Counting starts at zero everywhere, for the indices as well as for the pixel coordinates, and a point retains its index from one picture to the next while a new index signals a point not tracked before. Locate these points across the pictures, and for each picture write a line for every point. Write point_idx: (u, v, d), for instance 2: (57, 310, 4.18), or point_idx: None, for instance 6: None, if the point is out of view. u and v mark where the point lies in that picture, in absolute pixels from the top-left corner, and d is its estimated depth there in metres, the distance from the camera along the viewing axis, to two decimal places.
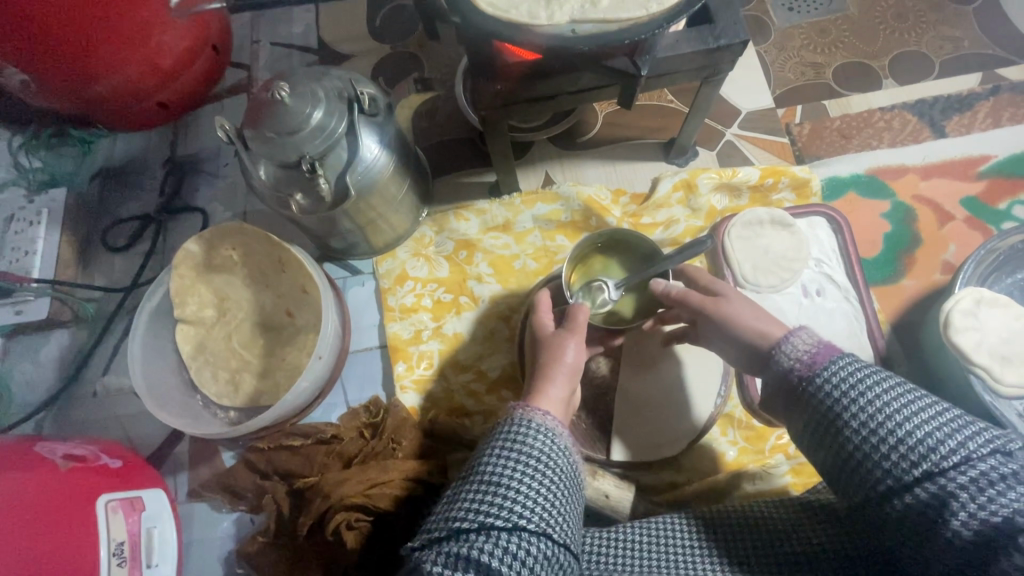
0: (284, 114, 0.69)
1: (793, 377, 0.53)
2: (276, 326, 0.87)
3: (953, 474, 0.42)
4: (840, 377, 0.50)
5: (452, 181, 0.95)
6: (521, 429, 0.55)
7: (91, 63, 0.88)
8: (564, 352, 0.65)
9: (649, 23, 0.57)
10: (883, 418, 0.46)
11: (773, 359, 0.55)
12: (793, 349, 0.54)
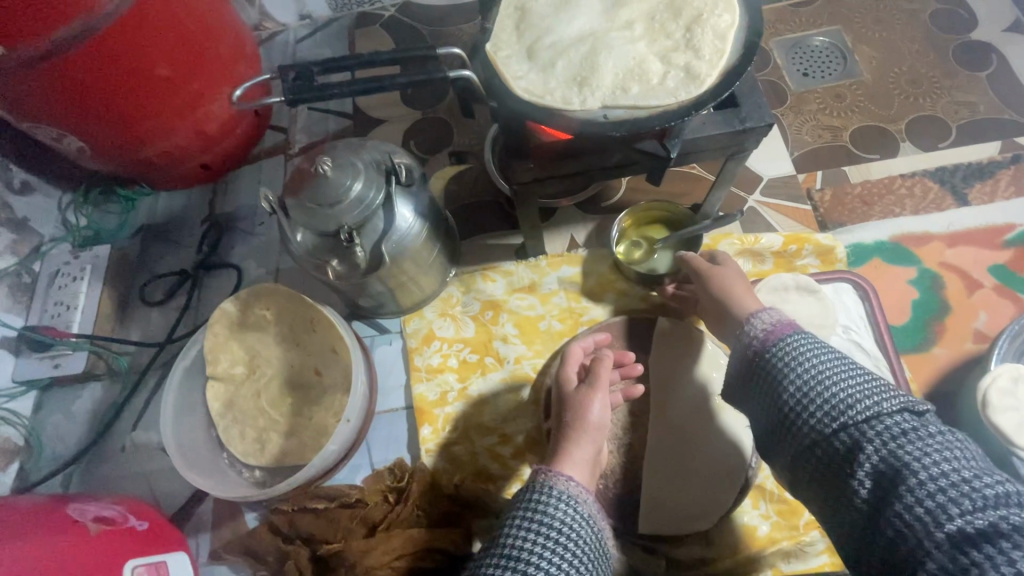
0: (326, 186, 0.72)
1: (751, 348, 0.61)
2: (305, 384, 0.88)
3: (864, 426, 0.50)
4: (791, 343, 0.58)
5: (479, 242, 0.98)
6: (544, 498, 0.58)
7: (147, 132, 0.92)
8: (588, 411, 0.67)
9: (678, 111, 0.60)
10: (814, 381, 0.55)
11: (740, 333, 0.64)
12: (761, 320, 0.63)
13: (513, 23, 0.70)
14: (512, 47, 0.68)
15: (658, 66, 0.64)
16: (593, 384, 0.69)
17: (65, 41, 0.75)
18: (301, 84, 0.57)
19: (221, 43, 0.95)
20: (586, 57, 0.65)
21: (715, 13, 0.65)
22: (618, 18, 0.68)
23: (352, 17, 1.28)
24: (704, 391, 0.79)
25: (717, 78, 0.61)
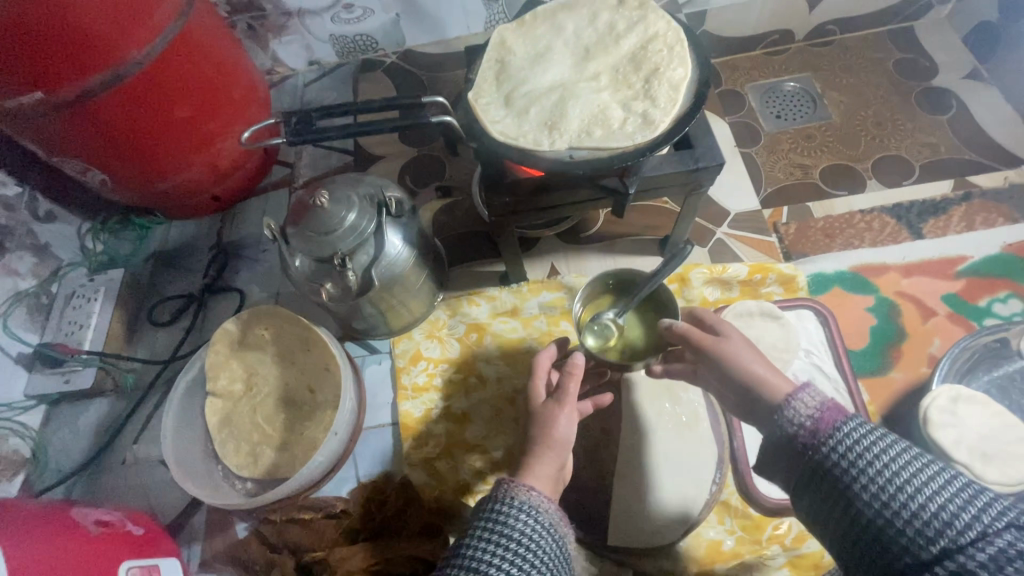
0: (322, 217, 0.79)
1: (798, 441, 0.56)
2: (298, 401, 0.93)
3: (970, 550, 0.44)
4: (845, 438, 0.53)
5: (466, 270, 1.05)
6: (504, 509, 0.61)
7: (163, 166, 1.01)
8: (557, 424, 0.71)
9: (635, 152, 0.68)
10: (896, 488, 0.49)
11: (780, 417, 0.58)
12: (799, 407, 0.57)
13: (492, 75, 0.78)
14: (491, 95, 0.76)
15: (619, 113, 0.71)
16: (561, 402, 0.72)
17: (99, 86, 0.85)
18: (301, 127, 0.65)
19: (236, 88, 1.05)
20: (555, 105, 0.74)
21: (671, 67, 0.73)
22: (586, 71, 0.77)
23: (357, 63, 1.39)
24: (670, 410, 0.85)
25: (669, 122, 0.69)
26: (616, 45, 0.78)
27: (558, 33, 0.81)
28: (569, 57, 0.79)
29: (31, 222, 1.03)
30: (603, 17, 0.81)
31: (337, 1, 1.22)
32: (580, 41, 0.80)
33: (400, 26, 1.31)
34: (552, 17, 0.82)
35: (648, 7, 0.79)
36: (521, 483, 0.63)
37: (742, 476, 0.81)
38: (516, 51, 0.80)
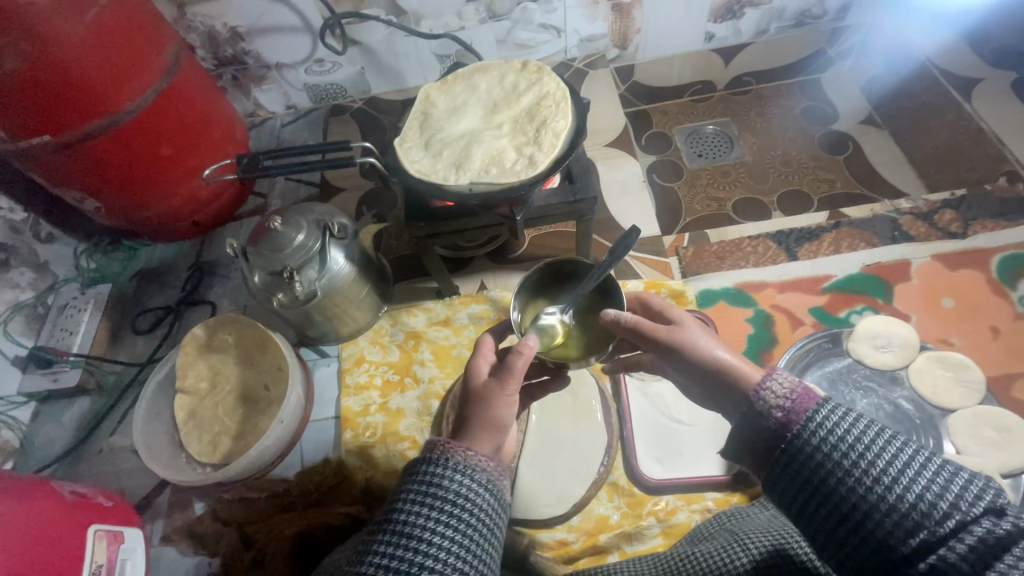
0: (275, 238, 0.96)
1: (775, 425, 0.58)
2: (254, 397, 1.07)
3: (950, 538, 0.47)
4: (821, 423, 0.56)
5: (407, 285, 1.21)
6: (442, 466, 0.65)
7: (149, 197, 1.18)
8: (495, 410, 0.73)
9: (519, 186, 0.85)
10: (879, 474, 0.52)
11: (754, 404, 0.60)
12: (771, 392, 0.60)
13: (417, 124, 0.96)
14: (414, 140, 0.94)
15: (512, 155, 0.89)
16: (504, 385, 0.75)
17: (96, 130, 1.02)
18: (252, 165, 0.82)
19: (215, 130, 1.23)
20: (464, 148, 0.91)
21: (556, 119, 0.91)
22: (492, 121, 0.95)
23: (328, 107, 1.59)
24: (570, 404, 1.00)
25: (549, 163, 0.86)
26: (518, 100, 0.96)
27: (474, 91, 1.00)
28: (480, 110, 0.97)
29: (33, 243, 1.19)
30: (510, 77, 1.00)
31: (309, 57, 1.43)
32: (490, 97, 0.98)
33: (365, 77, 1.51)
34: (470, 78, 1.01)
35: (544, 71, 0.98)
36: (459, 445, 0.67)
37: (629, 459, 0.95)
38: (438, 105, 0.98)
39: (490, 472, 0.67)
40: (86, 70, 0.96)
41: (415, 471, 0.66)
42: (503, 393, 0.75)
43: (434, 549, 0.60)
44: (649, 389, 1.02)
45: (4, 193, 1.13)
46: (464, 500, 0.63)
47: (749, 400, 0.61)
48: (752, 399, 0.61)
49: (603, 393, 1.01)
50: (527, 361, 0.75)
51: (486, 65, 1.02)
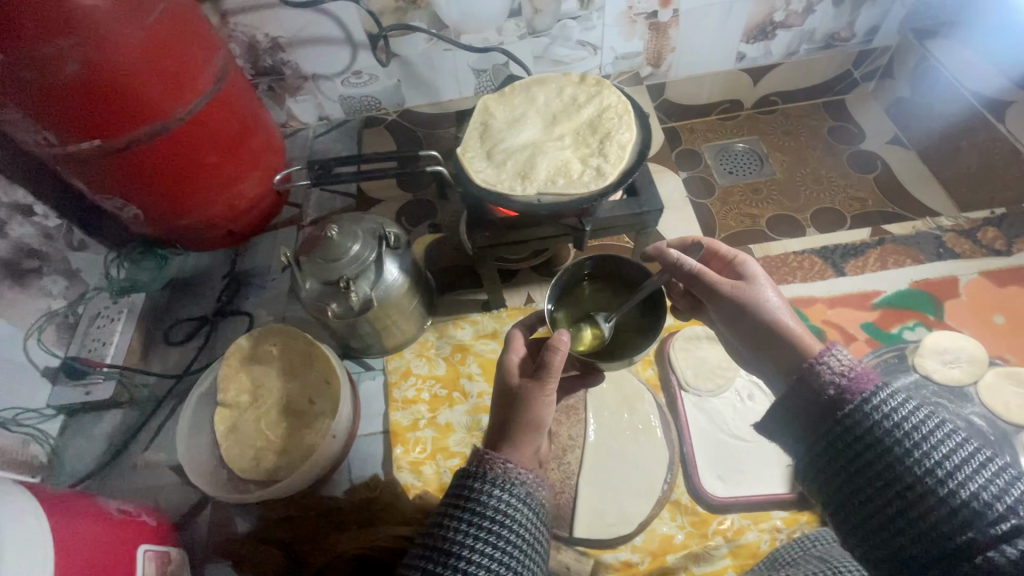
0: (331, 247, 0.94)
1: (834, 394, 0.64)
2: (297, 410, 1.04)
3: (999, 534, 0.53)
4: (880, 399, 0.62)
5: (451, 298, 1.18)
6: (480, 478, 0.69)
7: (189, 205, 1.15)
8: (536, 407, 0.75)
9: (587, 197, 0.84)
10: (933, 463, 0.57)
11: (813, 373, 0.66)
12: (832, 363, 0.65)
13: (479, 136, 0.95)
14: (476, 151, 0.93)
15: (579, 167, 0.89)
16: (544, 383, 0.75)
17: (145, 136, 1.00)
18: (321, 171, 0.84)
19: (257, 139, 1.21)
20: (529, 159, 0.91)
21: (621, 133, 0.91)
22: (554, 133, 0.95)
23: (361, 119, 1.58)
24: (627, 419, 0.98)
25: (618, 174, 0.86)
26: (579, 113, 0.96)
27: (532, 103, 1.00)
28: (541, 122, 0.97)
29: (66, 250, 1.16)
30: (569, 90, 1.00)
31: (347, 68, 1.42)
32: (549, 109, 0.98)
33: (400, 89, 1.51)
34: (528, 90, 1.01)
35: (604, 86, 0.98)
36: (500, 457, 0.70)
37: (691, 477, 0.93)
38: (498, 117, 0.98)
39: (527, 484, 0.70)
40: (140, 75, 0.94)
41: (459, 482, 0.70)
42: (544, 389, 0.75)
43: (475, 560, 0.63)
44: (706, 405, 1.01)
45: (40, 199, 1.10)
46: (503, 515, 0.66)
47: (806, 368, 0.67)
48: (810, 368, 0.67)
49: (660, 408, 1.00)
50: (562, 355, 0.75)
51: (542, 79, 1.02)
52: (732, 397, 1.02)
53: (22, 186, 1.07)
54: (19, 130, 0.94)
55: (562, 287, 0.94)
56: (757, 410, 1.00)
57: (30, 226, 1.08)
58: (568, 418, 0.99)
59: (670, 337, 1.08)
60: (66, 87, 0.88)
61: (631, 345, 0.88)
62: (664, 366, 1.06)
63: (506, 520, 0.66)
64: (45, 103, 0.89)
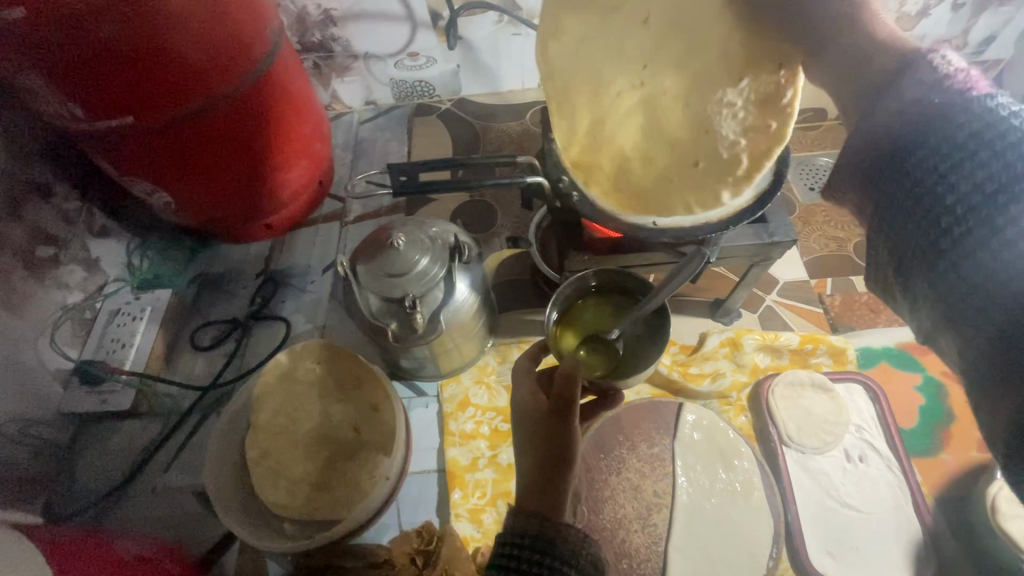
0: (396, 258, 0.80)
1: (932, 98, 0.40)
2: (340, 440, 0.91)
3: None
4: (1000, 109, 0.38)
5: (514, 317, 1.05)
6: (520, 546, 0.58)
7: (226, 193, 1.02)
8: (565, 439, 0.64)
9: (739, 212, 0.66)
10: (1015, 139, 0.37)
11: (911, 70, 0.41)
12: (946, 58, 0.40)
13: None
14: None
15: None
16: (566, 412, 0.65)
17: (186, 115, 0.87)
18: (406, 181, 0.80)
19: (306, 124, 1.08)
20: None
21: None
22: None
23: (412, 106, 1.44)
24: (723, 480, 0.85)
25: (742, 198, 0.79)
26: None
27: None
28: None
29: (86, 237, 1.02)
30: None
31: (403, 49, 1.27)
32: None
33: (459, 76, 1.36)
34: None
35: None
36: (534, 513, 0.60)
37: (798, 552, 0.81)
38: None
39: (572, 541, 0.58)
40: (186, 44, 0.80)
41: (497, 549, 0.60)
42: (570, 418, 0.65)
43: None
44: (811, 464, 0.88)
45: (59, 178, 0.97)
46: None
47: (907, 62, 0.41)
48: (908, 60, 0.41)
49: (760, 464, 0.86)
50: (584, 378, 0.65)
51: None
52: (840, 458, 0.89)
53: (42, 163, 0.94)
54: (41, 99, 0.80)
55: (559, 301, 0.85)
56: (872, 475, 0.87)
57: (47, 208, 0.95)
58: (653, 470, 0.86)
59: (770, 383, 0.93)
60: (99, 55, 0.75)
61: (647, 355, 0.81)
62: (760, 415, 0.92)
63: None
64: (72, 70, 0.75)
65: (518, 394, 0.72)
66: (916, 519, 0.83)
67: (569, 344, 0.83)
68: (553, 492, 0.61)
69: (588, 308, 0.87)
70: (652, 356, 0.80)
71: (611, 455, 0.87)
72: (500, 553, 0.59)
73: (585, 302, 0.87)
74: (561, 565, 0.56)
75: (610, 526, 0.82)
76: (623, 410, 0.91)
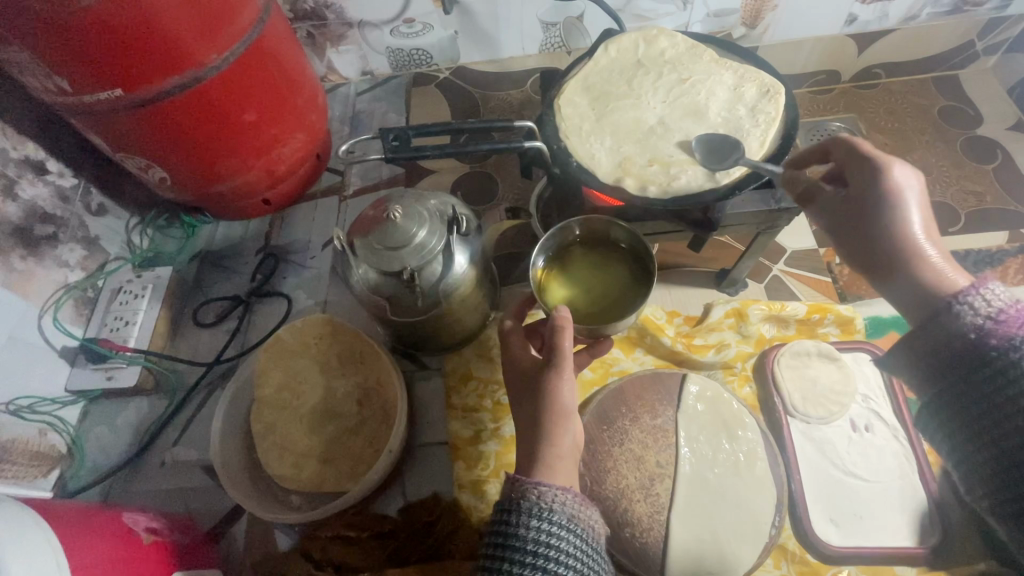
0: (394, 231, 0.79)
1: (987, 338, 0.56)
2: (343, 414, 0.91)
3: None
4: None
5: (516, 289, 1.04)
6: (517, 512, 0.57)
7: (221, 168, 1.00)
8: (559, 395, 0.64)
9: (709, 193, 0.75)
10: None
11: (948, 317, 0.58)
12: (976, 302, 0.57)
13: (594, 118, 0.85)
14: (600, 136, 0.83)
15: (714, 154, 0.79)
16: (559, 366, 0.64)
17: (176, 87, 0.85)
18: (399, 145, 0.78)
19: (301, 94, 1.05)
20: (648, 145, 0.83)
21: (763, 104, 0.83)
22: (676, 111, 0.86)
23: (409, 76, 1.40)
24: (727, 451, 0.84)
25: (762, 155, 0.78)
26: (707, 93, 0.86)
27: (650, 81, 0.89)
28: (660, 102, 0.87)
29: (84, 215, 1.02)
30: (677, 65, 0.90)
31: (398, 16, 1.22)
32: (668, 89, 0.88)
33: (456, 43, 1.32)
34: (637, 71, 0.91)
35: (728, 63, 0.89)
36: (528, 481, 0.59)
37: (801, 521, 0.81)
38: (615, 102, 0.87)
39: (569, 506, 0.58)
40: (170, 11, 0.77)
41: (495, 515, 0.59)
42: (562, 373, 0.64)
43: None
44: (815, 434, 0.88)
45: (52, 154, 0.96)
46: (548, 549, 0.54)
47: (938, 309, 0.59)
48: (940, 311, 0.59)
49: (764, 434, 0.86)
50: (571, 333, 0.65)
51: (644, 53, 0.92)
52: (846, 428, 0.88)
53: (35, 140, 0.93)
54: (26, 72, 0.78)
55: (543, 255, 0.83)
56: (877, 444, 0.86)
57: (42, 185, 0.94)
58: (656, 441, 0.85)
59: (776, 351, 0.93)
60: (80, 24, 0.72)
61: (633, 300, 0.79)
62: (765, 384, 0.92)
63: (552, 557, 0.54)
64: (55, 40, 0.73)
65: (512, 353, 0.72)
66: (922, 487, 0.83)
67: (556, 297, 0.81)
68: (562, 448, 0.62)
69: (572, 259, 0.84)
70: (637, 299, 0.78)
71: (614, 425, 0.87)
72: (499, 521, 0.58)
73: (570, 254, 0.85)
74: (560, 530, 0.56)
75: (613, 496, 0.82)
76: (625, 382, 0.91)
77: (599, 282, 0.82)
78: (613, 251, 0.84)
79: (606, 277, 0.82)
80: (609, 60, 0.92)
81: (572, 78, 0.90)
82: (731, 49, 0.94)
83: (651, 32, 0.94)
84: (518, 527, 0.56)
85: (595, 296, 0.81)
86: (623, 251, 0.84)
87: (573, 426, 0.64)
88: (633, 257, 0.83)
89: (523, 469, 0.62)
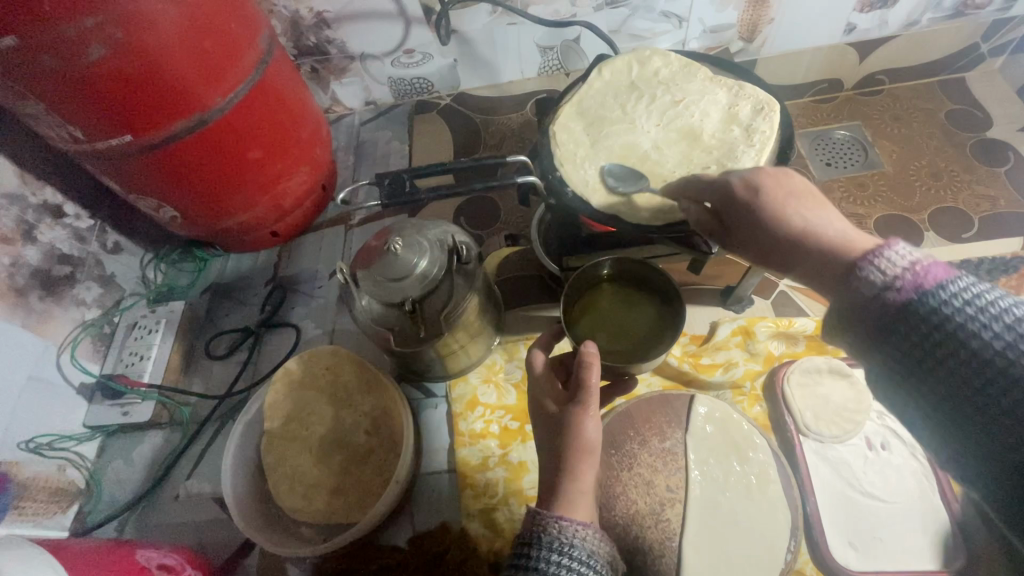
0: (394, 262, 0.80)
1: (890, 303, 0.45)
2: (353, 443, 0.92)
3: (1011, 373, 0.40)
4: (954, 298, 0.43)
5: (521, 313, 1.05)
6: (537, 547, 0.56)
7: (229, 204, 1.03)
8: (583, 430, 0.63)
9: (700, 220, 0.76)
10: (971, 320, 0.42)
11: (858, 277, 0.47)
12: (883, 261, 0.46)
13: (589, 142, 0.86)
14: (595, 160, 0.84)
15: (708, 176, 0.80)
16: (583, 404, 0.64)
17: (183, 130, 0.88)
18: (394, 178, 0.80)
19: (304, 130, 1.08)
20: (642, 169, 0.83)
21: (758, 123, 0.82)
22: (671, 135, 0.86)
23: (411, 103, 1.43)
24: (738, 473, 0.83)
25: None
26: (701, 114, 0.86)
27: (645, 104, 0.90)
28: (655, 125, 0.87)
29: (100, 254, 1.05)
30: (675, 87, 0.90)
31: (397, 47, 1.25)
32: (662, 112, 0.88)
33: (456, 70, 1.34)
34: (631, 95, 0.91)
35: (723, 82, 0.89)
36: (548, 514, 0.58)
37: (819, 545, 0.79)
38: (611, 126, 0.88)
39: (588, 542, 0.57)
40: (175, 58, 0.80)
41: (514, 550, 0.59)
42: (587, 410, 0.64)
43: None
44: (830, 453, 0.86)
45: (70, 198, 0.99)
46: None
47: (850, 271, 0.48)
48: (850, 275, 0.48)
49: (776, 455, 0.84)
50: (598, 370, 0.66)
51: (638, 75, 0.93)
52: (862, 446, 0.86)
53: (52, 185, 0.96)
54: (42, 123, 0.82)
55: (573, 290, 0.85)
56: (894, 462, 0.84)
57: (60, 228, 0.98)
58: (665, 465, 0.84)
59: (785, 370, 0.91)
60: (91, 77, 0.75)
61: (658, 342, 0.80)
62: (775, 404, 0.90)
63: None
64: (68, 93, 0.76)
65: (535, 386, 0.72)
66: (943, 508, 0.80)
67: (585, 333, 0.82)
68: (567, 479, 0.61)
69: (602, 295, 0.86)
70: (662, 342, 0.80)
71: (622, 450, 0.86)
72: (517, 555, 0.58)
73: (599, 290, 0.86)
74: (578, 566, 0.55)
75: (624, 522, 0.80)
76: (633, 405, 0.90)
77: (628, 321, 0.84)
78: (641, 289, 0.86)
79: (634, 316, 0.84)
80: (603, 83, 0.93)
81: (567, 103, 0.91)
82: (725, 68, 0.94)
83: (644, 54, 0.94)
84: (538, 562, 0.55)
85: (621, 334, 0.82)
86: (651, 290, 0.85)
87: (596, 464, 0.63)
88: (661, 299, 0.84)
89: (543, 503, 0.62)
